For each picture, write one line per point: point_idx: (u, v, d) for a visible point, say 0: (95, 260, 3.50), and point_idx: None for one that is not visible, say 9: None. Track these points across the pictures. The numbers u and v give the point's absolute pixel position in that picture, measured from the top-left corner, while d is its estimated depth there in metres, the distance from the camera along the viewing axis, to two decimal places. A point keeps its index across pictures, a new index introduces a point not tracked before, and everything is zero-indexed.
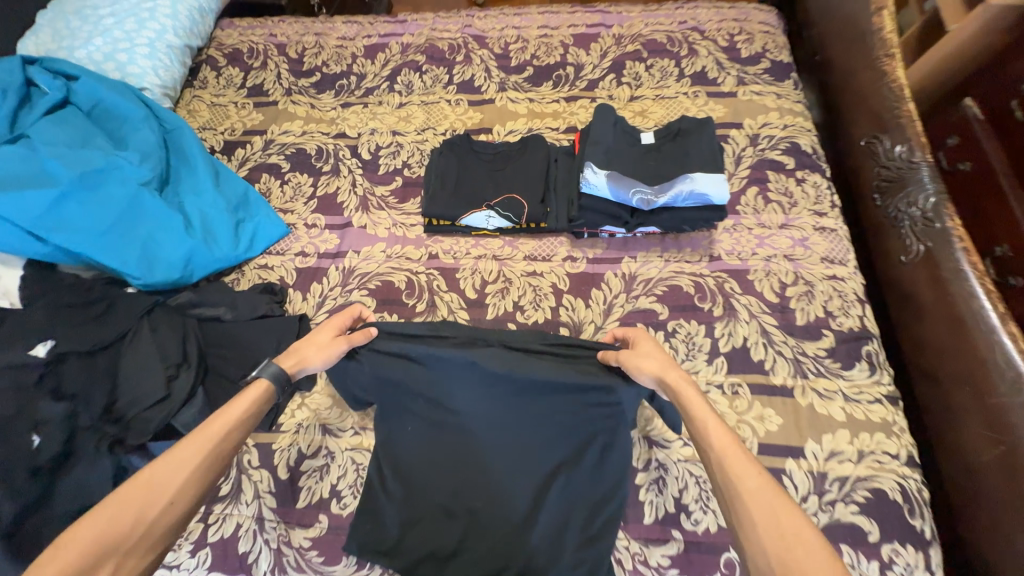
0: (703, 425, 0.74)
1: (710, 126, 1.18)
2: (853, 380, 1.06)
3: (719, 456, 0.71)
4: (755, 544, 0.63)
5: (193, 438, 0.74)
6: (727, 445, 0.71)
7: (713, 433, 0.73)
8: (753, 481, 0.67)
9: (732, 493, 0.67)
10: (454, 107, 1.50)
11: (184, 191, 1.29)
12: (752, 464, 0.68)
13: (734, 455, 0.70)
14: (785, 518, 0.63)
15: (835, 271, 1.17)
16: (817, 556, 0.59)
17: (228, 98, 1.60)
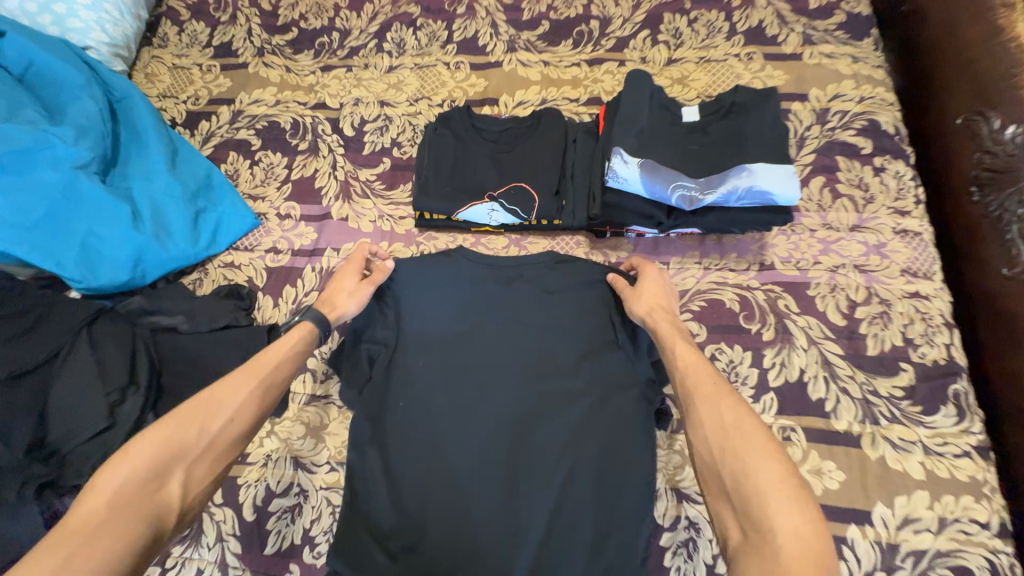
0: (673, 342, 0.76)
1: (774, 99, 0.92)
2: (936, 427, 0.86)
3: (680, 370, 0.71)
4: (699, 438, 0.64)
5: (238, 375, 0.73)
6: (690, 358, 0.72)
7: (678, 348, 0.74)
8: (707, 387, 0.67)
9: (685, 398, 0.68)
10: (454, 72, 1.25)
11: (134, 174, 1.09)
12: (710, 374, 0.69)
13: (694, 369, 0.70)
14: (732, 416, 0.62)
15: (917, 288, 0.95)
16: (764, 454, 0.57)
17: (192, 60, 1.37)
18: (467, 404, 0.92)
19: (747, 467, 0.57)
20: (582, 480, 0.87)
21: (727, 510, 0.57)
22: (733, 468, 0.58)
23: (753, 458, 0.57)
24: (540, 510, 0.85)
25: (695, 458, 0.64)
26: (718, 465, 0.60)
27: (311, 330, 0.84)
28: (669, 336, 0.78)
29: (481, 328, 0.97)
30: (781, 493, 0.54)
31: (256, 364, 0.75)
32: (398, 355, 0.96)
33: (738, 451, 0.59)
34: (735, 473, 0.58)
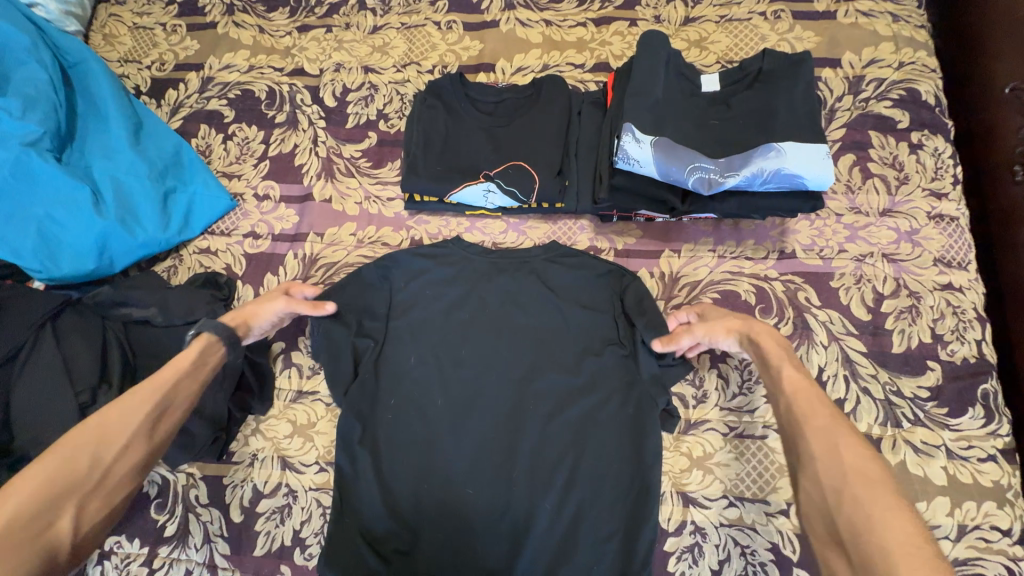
0: (772, 363, 0.72)
1: (807, 66, 0.81)
2: (961, 430, 0.80)
3: (789, 397, 0.67)
4: (809, 474, 0.59)
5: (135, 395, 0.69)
6: (801, 385, 0.67)
7: (782, 372, 0.69)
8: (821, 419, 0.62)
9: (793, 428, 0.64)
10: (445, 33, 1.13)
11: (93, 150, 0.99)
12: (823, 406, 0.63)
13: (806, 398, 0.65)
14: (853, 457, 0.57)
15: (951, 279, 0.87)
16: (891, 506, 0.53)
17: (154, 19, 1.23)
18: (466, 404, 0.86)
19: (871, 515, 0.52)
20: (588, 486, 0.82)
21: (842, 560, 0.53)
22: (852, 513, 0.54)
23: (879, 508, 0.53)
24: (542, 518, 0.81)
25: (803, 496, 0.59)
26: (833, 510, 0.56)
27: (211, 342, 0.78)
28: (768, 357, 0.72)
29: (479, 319, 0.90)
30: (913, 552, 0.49)
31: (158, 380, 0.72)
32: (394, 349, 0.90)
33: (862, 498, 0.54)
34: (855, 520, 0.53)
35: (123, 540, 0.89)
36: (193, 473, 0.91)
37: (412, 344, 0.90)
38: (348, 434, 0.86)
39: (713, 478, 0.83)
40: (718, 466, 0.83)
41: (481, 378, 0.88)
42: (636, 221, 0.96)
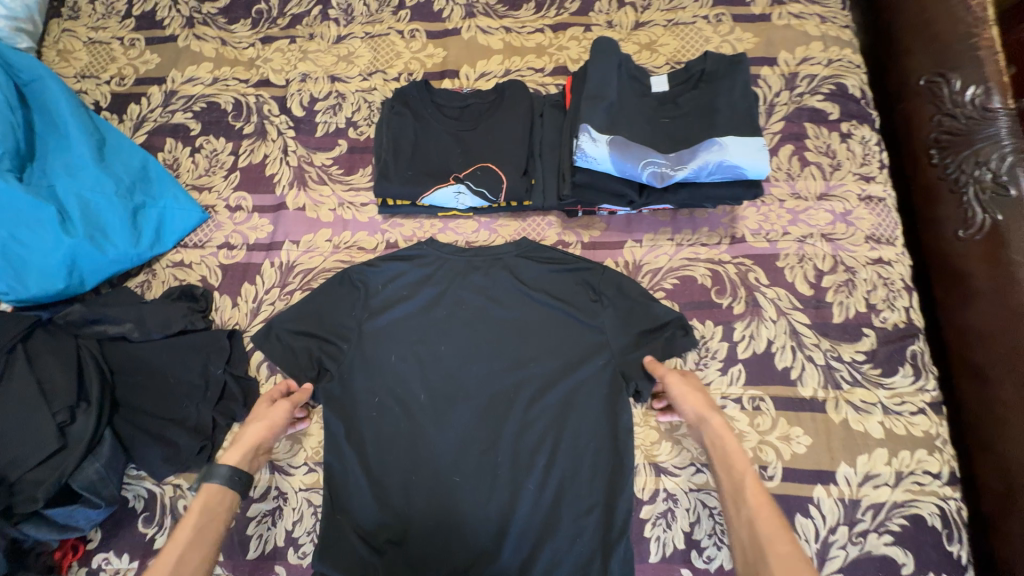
0: (731, 465, 0.75)
1: (744, 67, 0.89)
2: (895, 388, 0.90)
3: (752, 512, 0.69)
4: None
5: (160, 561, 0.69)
6: (763, 501, 0.69)
7: (745, 482, 0.72)
8: (784, 544, 0.64)
9: (755, 551, 0.65)
10: (408, 41, 1.16)
11: (56, 169, 0.98)
12: (785, 533, 0.65)
13: (768, 520, 0.67)
14: None
15: (881, 254, 0.97)
16: None
17: (110, 33, 1.22)
18: (449, 397, 0.91)
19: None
20: (568, 466, 0.87)
21: None
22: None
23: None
24: (526, 500, 0.86)
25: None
26: None
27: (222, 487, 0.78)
28: (729, 458, 0.75)
29: (456, 316, 0.95)
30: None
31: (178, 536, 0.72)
32: (374, 348, 0.93)
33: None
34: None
35: (111, 555, 0.87)
36: (179, 484, 0.91)
37: (392, 343, 0.93)
38: (333, 435, 0.89)
39: (681, 448, 0.90)
40: (685, 437, 0.90)
41: (462, 371, 0.92)
42: (600, 214, 1.02)
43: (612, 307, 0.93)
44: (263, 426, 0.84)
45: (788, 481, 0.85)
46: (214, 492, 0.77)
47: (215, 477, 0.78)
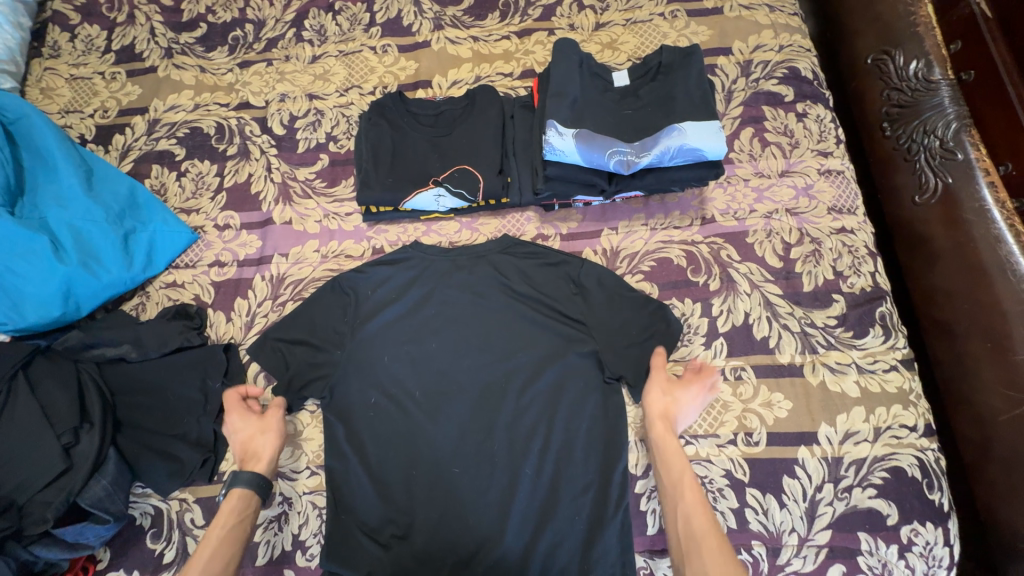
0: (676, 471, 0.83)
1: (697, 57, 0.94)
2: (867, 348, 0.95)
3: (691, 511, 0.79)
4: None
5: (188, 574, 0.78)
6: (701, 501, 0.80)
7: (686, 484, 0.82)
8: (713, 544, 0.76)
9: (693, 545, 0.76)
10: (381, 56, 1.21)
11: (46, 202, 1.01)
12: (714, 529, 0.77)
13: (703, 521, 0.78)
14: None
15: (843, 223, 1.02)
16: None
17: (91, 68, 1.26)
18: (444, 392, 0.94)
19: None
20: (562, 448, 0.91)
21: None
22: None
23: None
24: (525, 484, 0.89)
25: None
26: None
27: (241, 497, 0.85)
28: (677, 464, 0.84)
29: (443, 314, 0.98)
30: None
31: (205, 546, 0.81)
32: (367, 351, 0.96)
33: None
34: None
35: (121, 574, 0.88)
36: (185, 498, 0.92)
37: (384, 345, 0.96)
38: (334, 437, 0.93)
39: None
40: None
41: (454, 365, 0.95)
42: (575, 207, 1.07)
43: (590, 296, 0.97)
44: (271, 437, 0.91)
45: (773, 445, 0.89)
46: (242, 496, 0.85)
47: (241, 482, 0.86)
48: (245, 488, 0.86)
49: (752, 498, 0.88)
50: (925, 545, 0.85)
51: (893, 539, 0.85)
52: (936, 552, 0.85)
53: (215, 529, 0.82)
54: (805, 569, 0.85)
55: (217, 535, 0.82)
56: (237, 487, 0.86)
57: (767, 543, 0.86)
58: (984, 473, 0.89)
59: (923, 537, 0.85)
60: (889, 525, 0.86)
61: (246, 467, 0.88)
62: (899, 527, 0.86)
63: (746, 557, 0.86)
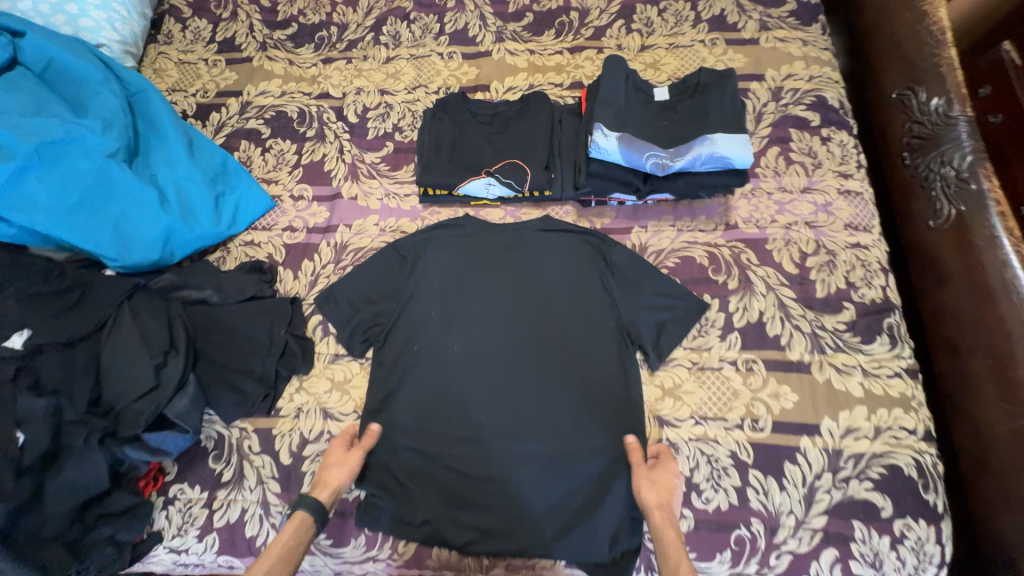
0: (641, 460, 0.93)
1: (733, 79, 1.06)
2: (873, 354, 1.02)
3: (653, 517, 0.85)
4: None
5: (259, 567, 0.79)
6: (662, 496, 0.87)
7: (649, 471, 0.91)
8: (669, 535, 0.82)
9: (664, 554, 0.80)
10: (447, 62, 1.36)
11: (157, 162, 1.18)
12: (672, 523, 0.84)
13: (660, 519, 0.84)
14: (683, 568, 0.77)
15: (858, 239, 1.10)
16: None
17: (197, 55, 1.45)
18: (480, 348, 1.07)
19: None
20: (580, 407, 1.02)
21: None
22: None
23: None
24: (545, 435, 1.01)
25: None
26: None
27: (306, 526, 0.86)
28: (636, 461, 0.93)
29: (484, 280, 1.12)
30: None
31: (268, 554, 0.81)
32: (414, 304, 1.11)
33: None
34: None
35: (185, 486, 1.02)
36: (245, 427, 1.05)
37: (431, 301, 1.11)
38: (381, 380, 1.07)
39: (681, 404, 1.01)
40: (686, 393, 1.02)
41: (491, 326, 1.08)
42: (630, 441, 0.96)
43: (611, 257, 1.11)
44: (342, 468, 0.94)
45: (777, 432, 0.97)
46: (306, 521, 0.86)
47: (306, 505, 0.88)
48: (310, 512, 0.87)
49: (755, 479, 0.95)
50: (917, 540, 0.91)
51: (886, 530, 0.91)
52: (927, 547, 0.91)
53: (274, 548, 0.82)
54: (800, 549, 0.91)
55: (277, 551, 0.81)
56: (301, 510, 0.87)
57: (765, 521, 0.93)
58: (994, 478, 0.98)
59: (915, 532, 0.91)
60: (883, 516, 0.92)
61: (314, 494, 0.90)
62: (892, 520, 0.92)
63: (744, 532, 0.93)
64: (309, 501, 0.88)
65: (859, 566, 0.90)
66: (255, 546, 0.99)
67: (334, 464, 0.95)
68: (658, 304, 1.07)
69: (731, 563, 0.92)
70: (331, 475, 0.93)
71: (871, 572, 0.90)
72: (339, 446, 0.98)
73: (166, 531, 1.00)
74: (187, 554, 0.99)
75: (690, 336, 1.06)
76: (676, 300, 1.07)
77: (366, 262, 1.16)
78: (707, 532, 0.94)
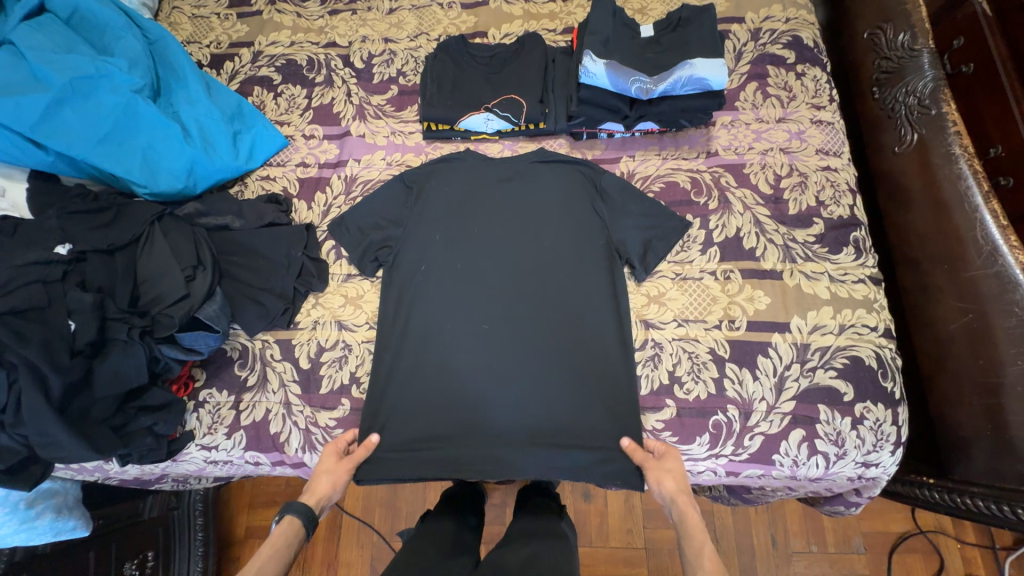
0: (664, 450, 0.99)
1: (711, 13, 1.16)
2: (839, 263, 1.12)
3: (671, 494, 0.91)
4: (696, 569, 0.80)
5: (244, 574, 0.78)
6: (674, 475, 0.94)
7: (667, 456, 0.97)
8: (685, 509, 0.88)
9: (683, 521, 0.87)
10: (447, 11, 1.45)
11: (178, 101, 1.26)
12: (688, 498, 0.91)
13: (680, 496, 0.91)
14: (699, 541, 0.83)
15: (828, 163, 1.20)
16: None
17: (209, 9, 1.53)
18: (478, 269, 1.17)
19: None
20: (572, 320, 1.12)
21: None
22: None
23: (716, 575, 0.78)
24: (540, 346, 1.11)
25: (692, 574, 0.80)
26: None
27: (296, 527, 0.87)
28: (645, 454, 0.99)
29: (482, 210, 1.21)
30: None
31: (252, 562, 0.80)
32: (419, 229, 1.21)
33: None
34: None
35: (214, 390, 1.13)
36: (267, 337, 1.16)
37: (434, 226, 1.21)
38: (389, 297, 1.17)
39: (666, 309, 1.11)
40: (669, 300, 1.12)
41: (489, 250, 1.18)
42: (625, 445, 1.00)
43: (602, 188, 1.20)
44: (331, 476, 0.96)
45: (752, 330, 1.07)
46: (293, 524, 0.87)
47: (294, 509, 0.88)
48: (298, 516, 0.88)
49: (731, 370, 1.05)
50: (875, 421, 1.02)
51: (848, 412, 1.02)
52: (884, 428, 1.01)
53: (262, 551, 0.82)
54: (771, 431, 1.02)
55: (266, 553, 0.82)
56: (290, 513, 0.88)
57: (739, 407, 1.03)
58: (949, 370, 1.08)
59: (874, 413, 1.02)
60: (845, 401, 1.02)
61: (303, 500, 0.91)
62: (853, 404, 1.03)
63: (721, 418, 1.04)
64: (297, 505, 0.89)
65: (823, 444, 1.01)
66: (279, 441, 1.10)
67: (326, 471, 0.97)
68: (649, 228, 1.16)
69: (709, 445, 1.03)
70: (321, 483, 0.95)
71: (834, 449, 1.01)
72: (330, 453, 1.01)
73: (197, 431, 1.11)
74: (217, 449, 1.10)
75: (674, 251, 1.15)
76: (661, 220, 1.16)
77: (376, 191, 1.25)
78: (688, 418, 1.04)
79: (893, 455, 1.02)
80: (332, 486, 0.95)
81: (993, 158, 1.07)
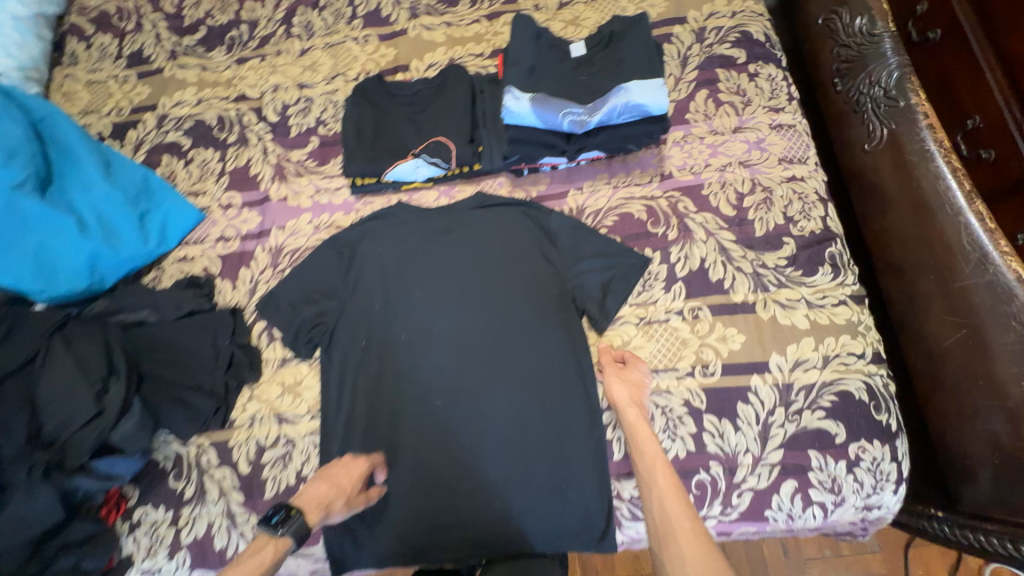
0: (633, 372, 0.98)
1: (644, 24, 1.06)
2: (816, 285, 1.01)
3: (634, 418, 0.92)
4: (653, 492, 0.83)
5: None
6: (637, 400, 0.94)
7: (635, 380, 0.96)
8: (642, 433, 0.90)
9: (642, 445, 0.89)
10: (363, 46, 1.32)
11: (73, 187, 1.13)
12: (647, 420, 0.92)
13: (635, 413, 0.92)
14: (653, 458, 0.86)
15: (793, 172, 1.09)
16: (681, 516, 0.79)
17: (106, 72, 1.39)
18: (425, 334, 1.06)
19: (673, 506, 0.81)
20: (535, 377, 1.02)
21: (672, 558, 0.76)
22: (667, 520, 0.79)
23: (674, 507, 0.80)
24: (504, 410, 1.00)
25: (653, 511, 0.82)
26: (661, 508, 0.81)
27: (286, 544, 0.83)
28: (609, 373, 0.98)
29: (422, 266, 1.10)
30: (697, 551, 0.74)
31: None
32: (354, 298, 1.09)
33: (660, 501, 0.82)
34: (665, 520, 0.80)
35: (149, 508, 1.02)
36: (202, 442, 1.05)
37: (371, 293, 1.09)
38: (330, 380, 1.06)
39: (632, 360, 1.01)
40: (635, 349, 1.01)
41: (435, 310, 1.07)
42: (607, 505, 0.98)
43: (549, 229, 1.09)
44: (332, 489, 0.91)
45: (728, 374, 0.97)
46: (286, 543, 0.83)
47: (291, 529, 0.83)
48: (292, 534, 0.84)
49: (709, 423, 0.95)
50: (872, 461, 0.92)
51: (841, 455, 0.93)
52: (883, 466, 0.92)
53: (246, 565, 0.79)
54: (760, 485, 0.92)
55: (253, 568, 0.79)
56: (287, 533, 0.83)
57: (724, 464, 0.94)
58: (948, 390, 0.97)
59: (870, 453, 0.92)
60: (837, 443, 0.93)
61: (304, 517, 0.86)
62: (847, 445, 0.93)
63: (704, 477, 0.93)
64: (297, 521, 0.84)
65: (819, 493, 0.92)
66: (226, 558, 0.98)
67: (324, 479, 0.92)
68: (605, 270, 1.05)
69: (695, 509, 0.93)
70: (318, 494, 0.90)
71: (831, 498, 0.91)
72: (344, 464, 0.95)
73: (135, 556, 0.99)
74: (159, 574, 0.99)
75: (635, 293, 1.05)
76: (618, 258, 1.05)
77: (304, 261, 1.13)
78: None
79: (896, 494, 0.93)
80: (336, 504, 0.90)
81: (971, 130, 0.96)
